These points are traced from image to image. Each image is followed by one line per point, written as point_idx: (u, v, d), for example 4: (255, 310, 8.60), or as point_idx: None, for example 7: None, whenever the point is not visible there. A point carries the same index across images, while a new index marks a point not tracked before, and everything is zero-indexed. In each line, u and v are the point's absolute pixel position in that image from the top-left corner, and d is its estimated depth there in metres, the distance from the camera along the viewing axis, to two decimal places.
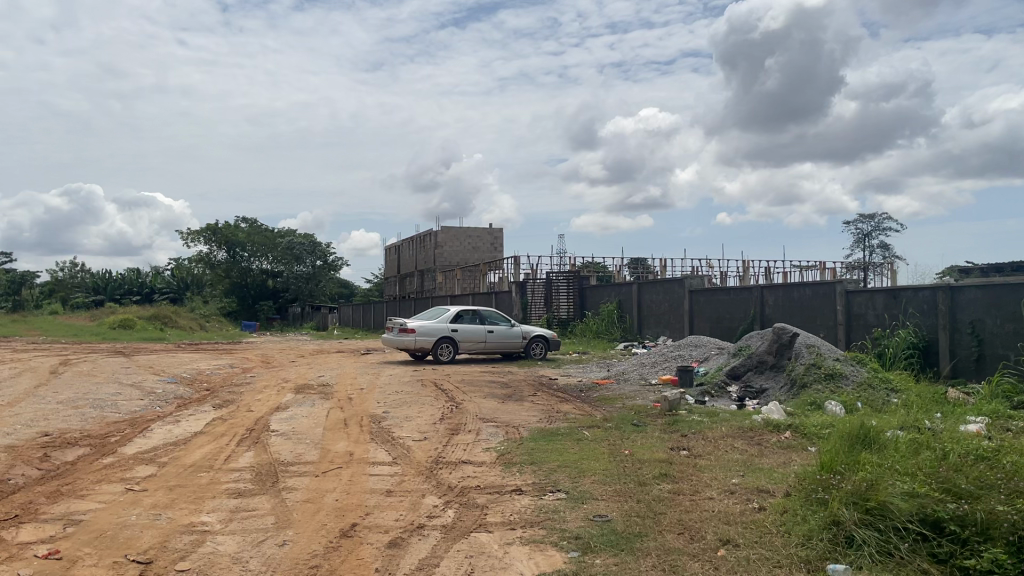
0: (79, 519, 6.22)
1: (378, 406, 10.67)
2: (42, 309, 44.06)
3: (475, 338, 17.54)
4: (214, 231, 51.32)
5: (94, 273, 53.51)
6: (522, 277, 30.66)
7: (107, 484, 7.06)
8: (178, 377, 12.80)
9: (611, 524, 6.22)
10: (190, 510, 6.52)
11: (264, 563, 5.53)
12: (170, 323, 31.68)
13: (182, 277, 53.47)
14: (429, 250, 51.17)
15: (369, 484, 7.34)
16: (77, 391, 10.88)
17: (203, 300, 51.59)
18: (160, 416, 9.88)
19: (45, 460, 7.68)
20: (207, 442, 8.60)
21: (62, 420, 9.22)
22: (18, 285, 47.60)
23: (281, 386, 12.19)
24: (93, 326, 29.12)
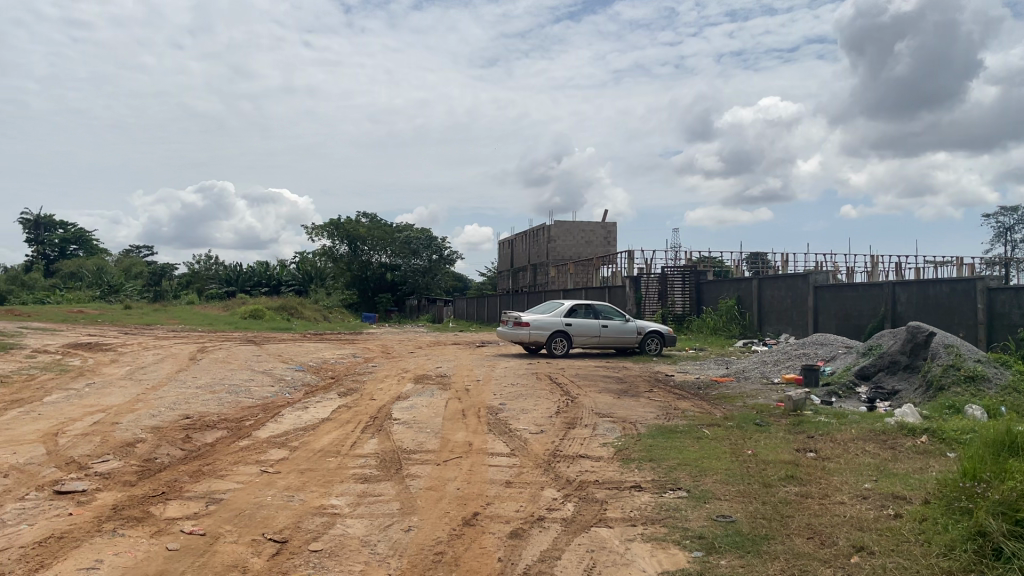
0: (220, 497, 6.58)
1: (495, 398, 10.79)
2: (180, 299, 46.80)
3: (589, 333, 17.44)
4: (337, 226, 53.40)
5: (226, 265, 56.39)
6: (636, 271, 30.33)
7: (243, 465, 7.44)
8: (305, 365, 13.36)
9: (735, 525, 6.06)
10: (320, 493, 6.79)
11: (392, 547, 5.70)
12: (296, 313, 33.12)
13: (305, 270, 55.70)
14: (542, 244, 51.37)
15: (488, 474, 7.44)
16: (214, 377, 11.52)
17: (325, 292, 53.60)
18: (289, 401, 10.34)
19: (187, 441, 8.17)
20: (334, 428, 8.93)
21: (201, 404, 9.80)
22: (159, 276, 50.59)
23: (400, 376, 12.53)
24: (227, 316, 30.66)
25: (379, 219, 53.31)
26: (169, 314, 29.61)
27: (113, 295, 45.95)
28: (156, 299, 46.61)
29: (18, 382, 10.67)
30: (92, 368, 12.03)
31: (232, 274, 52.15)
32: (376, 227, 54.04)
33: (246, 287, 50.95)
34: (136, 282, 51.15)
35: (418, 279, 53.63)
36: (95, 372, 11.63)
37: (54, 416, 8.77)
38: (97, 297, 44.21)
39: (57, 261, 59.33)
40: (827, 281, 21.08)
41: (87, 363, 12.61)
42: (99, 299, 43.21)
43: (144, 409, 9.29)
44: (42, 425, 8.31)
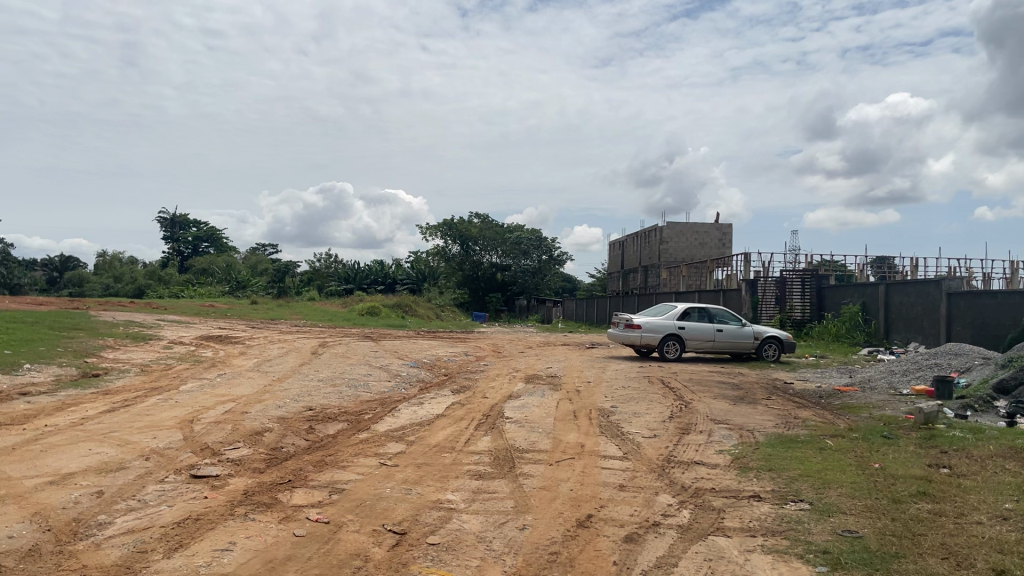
0: (343, 487, 6.82)
1: (607, 400, 10.73)
2: (302, 296, 48.75)
3: (703, 337, 17.09)
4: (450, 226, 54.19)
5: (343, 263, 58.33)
6: (753, 274, 29.49)
7: (364, 457, 7.69)
8: (419, 361, 13.67)
9: (863, 541, 5.80)
10: (437, 488, 6.93)
11: (507, 545, 5.75)
12: (410, 311, 33.94)
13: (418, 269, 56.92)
14: (654, 245, 50.68)
15: (601, 477, 7.40)
16: (334, 370, 11.96)
17: None
18: (405, 397, 10.60)
19: (311, 432, 8.50)
20: (448, 424, 9.09)
21: (323, 397, 10.18)
22: (283, 275, 52.70)
23: (511, 375, 12.63)
24: (345, 312, 31.69)
25: (492, 220, 54.01)
26: (292, 310, 30.92)
27: (241, 291, 48.32)
28: (279, 296, 48.73)
29: (158, 371, 11.38)
30: (223, 359, 12.70)
31: (350, 271, 54.00)
32: (488, 228, 54.66)
33: (363, 285, 52.59)
34: (262, 278, 53.63)
35: (528, 280, 53.83)
36: (225, 363, 12.27)
37: (189, 404, 9.30)
38: (226, 292, 46.79)
39: (191, 258, 62.99)
40: (962, 288, 19.89)
41: (218, 354, 13.31)
42: (228, 294, 45.67)
43: (270, 400, 9.74)
44: (180, 412, 8.83)
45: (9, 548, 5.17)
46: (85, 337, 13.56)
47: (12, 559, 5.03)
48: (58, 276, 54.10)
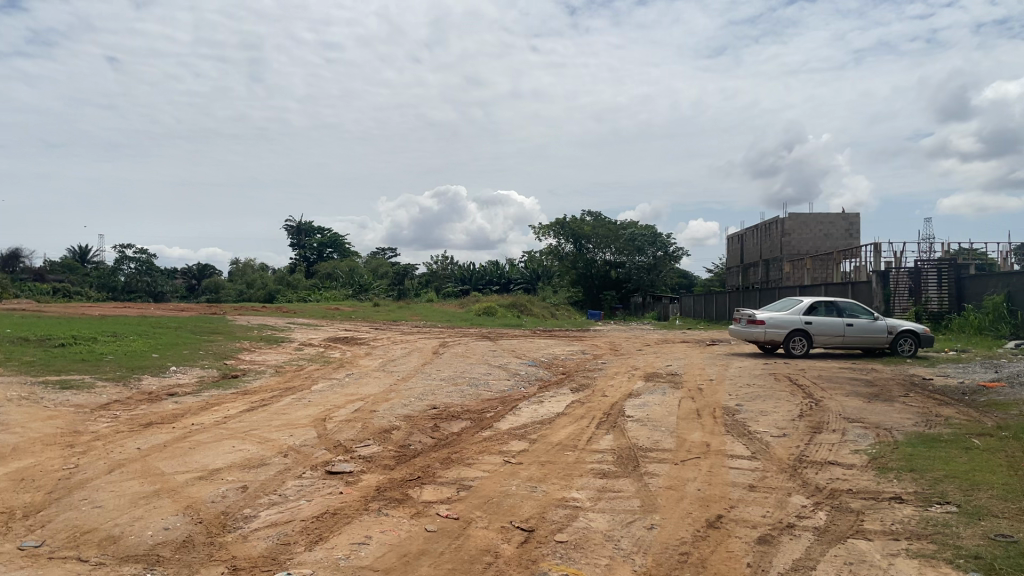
0: (470, 484, 6.93)
1: (731, 398, 10.47)
2: (420, 297, 49.95)
3: (831, 332, 16.41)
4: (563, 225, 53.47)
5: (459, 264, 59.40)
6: (884, 265, 28.11)
7: (488, 455, 7.80)
8: (538, 360, 13.74)
9: (1020, 547, 5.42)
10: (562, 486, 6.94)
11: (636, 544, 5.70)
12: (525, 310, 34.19)
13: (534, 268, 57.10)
14: (775, 238, 49.13)
15: (730, 476, 7.23)
16: (455, 370, 12.19)
17: (553, 290, 54.69)
18: (525, 396, 10.67)
19: (436, 429, 8.70)
20: (569, 423, 9.10)
21: (446, 395, 10.39)
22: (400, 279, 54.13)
23: (630, 373, 12.50)
24: (463, 313, 32.34)
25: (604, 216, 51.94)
26: (411, 311, 31.90)
27: (362, 293, 50.09)
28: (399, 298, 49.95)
29: (291, 371, 11.92)
30: (350, 360, 13.18)
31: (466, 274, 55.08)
32: (601, 224, 52.96)
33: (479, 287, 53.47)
34: (382, 280, 55.40)
35: (643, 276, 52.89)
36: (352, 364, 12.72)
37: (321, 403, 9.70)
38: (349, 295, 48.57)
39: (316, 263, 65.72)
40: None
41: (345, 355, 13.81)
42: (350, 297, 47.42)
43: (396, 399, 10.02)
44: (312, 411, 9.22)
45: (166, 539, 5.53)
46: (224, 340, 14.39)
47: (170, 549, 5.38)
48: (196, 283, 57.71)
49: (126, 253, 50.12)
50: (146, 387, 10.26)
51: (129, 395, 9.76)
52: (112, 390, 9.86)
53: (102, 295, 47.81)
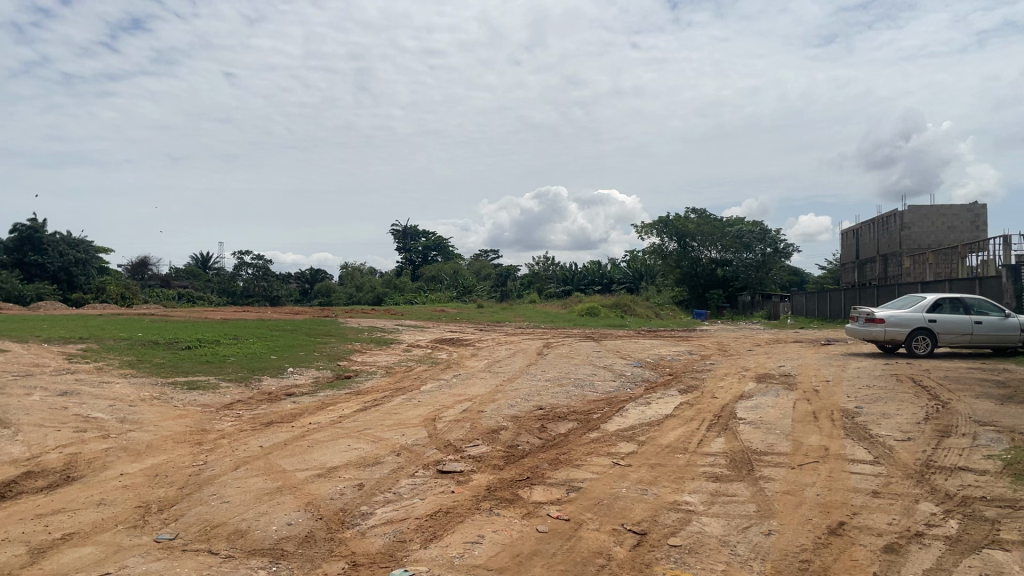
0: (579, 486, 6.91)
1: (849, 400, 10.05)
2: (524, 298, 50.18)
3: (958, 330, 15.53)
4: (666, 223, 51.72)
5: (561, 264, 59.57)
6: (1015, 258, 26.46)
7: (597, 456, 7.75)
8: (644, 361, 13.60)
9: None
10: (673, 489, 6.83)
11: (753, 550, 5.54)
12: (629, 310, 33.94)
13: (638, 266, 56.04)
14: (894, 232, 46.92)
15: (851, 482, 6.93)
16: (561, 370, 12.20)
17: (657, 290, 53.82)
18: (632, 397, 10.57)
19: (543, 430, 8.72)
20: (679, 425, 8.94)
21: (552, 396, 10.40)
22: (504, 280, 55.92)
23: (741, 374, 12.20)
24: (566, 313, 32.41)
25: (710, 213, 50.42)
26: (516, 312, 32.41)
27: (467, 295, 50.87)
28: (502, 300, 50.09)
29: (400, 372, 12.22)
30: (457, 361, 13.39)
31: (568, 272, 56.98)
32: (706, 221, 51.14)
33: (581, 287, 55.49)
34: (486, 282, 56.42)
35: (751, 275, 51.25)
36: (459, 365, 12.93)
37: (430, 403, 9.89)
38: (454, 297, 49.47)
39: (421, 266, 67.15)
40: None
41: (453, 356, 14.06)
42: (456, 299, 48.22)
43: (503, 399, 10.11)
44: (422, 411, 9.42)
45: (289, 534, 5.74)
46: (337, 342, 14.87)
47: (292, 544, 5.59)
48: (309, 287, 59.99)
49: (244, 259, 52.63)
50: (266, 387, 10.72)
51: (250, 395, 10.23)
52: (234, 390, 10.35)
53: (223, 299, 50.36)
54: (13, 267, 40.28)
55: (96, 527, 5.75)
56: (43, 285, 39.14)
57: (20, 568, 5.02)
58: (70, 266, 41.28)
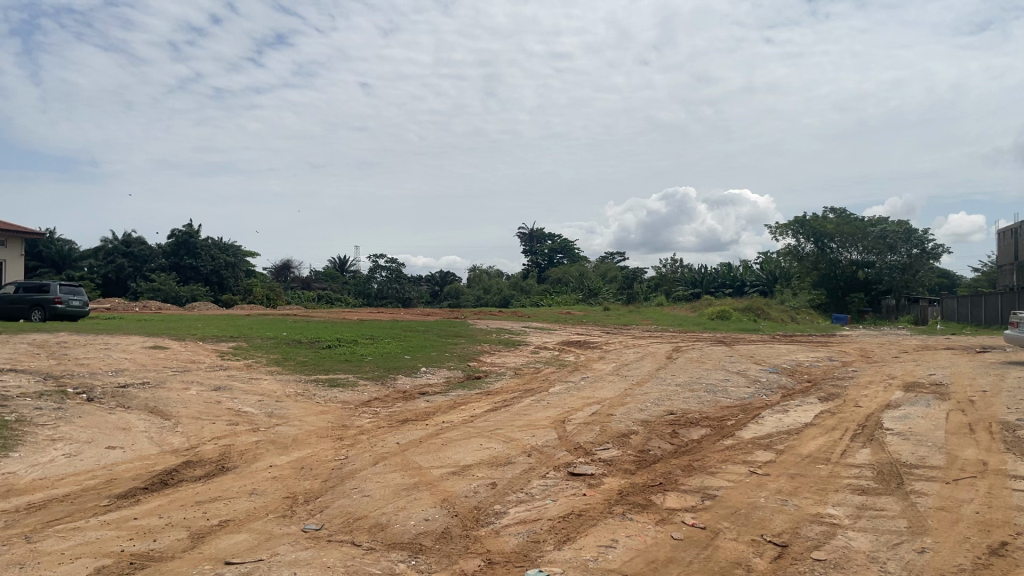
0: (715, 494, 6.74)
1: (1010, 412, 9.32)
2: (653, 300, 49.73)
3: None
4: (803, 224, 50.28)
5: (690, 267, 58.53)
6: None
7: (732, 464, 7.54)
8: (780, 367, 13.13)
9: None
10: (815, 501, 6.55)
11: (905, 568, 5.23)
12: (763, 314, 32.85)
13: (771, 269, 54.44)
14: None
15: (1014, 500, 6.42)
16: (692, 375, 11.95)
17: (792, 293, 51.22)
18: (768, 404, 10.22)
19: (675, 436, 8.56)
20: (819, 434, 8.57)
21: (683, 401, 10.20)
22: (632, 280, 56.95)
23: (886, 382, 11.56)
24: (697, 316, 31.67)
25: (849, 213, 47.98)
26: (647, 314, 32.09)
27: (593, 297, 50.71)
28: (632, 301, 50.48)
29: (529, 374, 12.32)
30: (585, 363, 13.36)
31: (697, 276, 56.20)
32: (847, 222, 48.98)
33: (710, 290, 54.86)
34: (613, 284, 56.27)
35: (896, 277, 47.33)
36: (587, 367, 12.91)
37: (559, 405, 9.91)
38: (580, 300, 49.44)
39: (547, 269, 67.47)
40: None
41: (580, 358, 14.03)
42: (582, 302, 48.14)
43: (633, 403, 10.00)
44: (552, 412, 9.44)
45: (427, 530, 5.89)
46: (467, 343, 15.15)
47: (430, 539, 5.73)
48: (439, 289, 61.42)
49: (378, 262, 54.51)
50: (400, 386, 11.06)
51: (386, 393, 10.57)
52: (371, 388, 10.73)
53: (358, 300, 52.34)
54: (170, 270, 43.36)
55: (250, 515, 6.10)
56: (197, 287, 41.87)
57: (182, 551, 5.38)
58: (220, 269, 43.85)
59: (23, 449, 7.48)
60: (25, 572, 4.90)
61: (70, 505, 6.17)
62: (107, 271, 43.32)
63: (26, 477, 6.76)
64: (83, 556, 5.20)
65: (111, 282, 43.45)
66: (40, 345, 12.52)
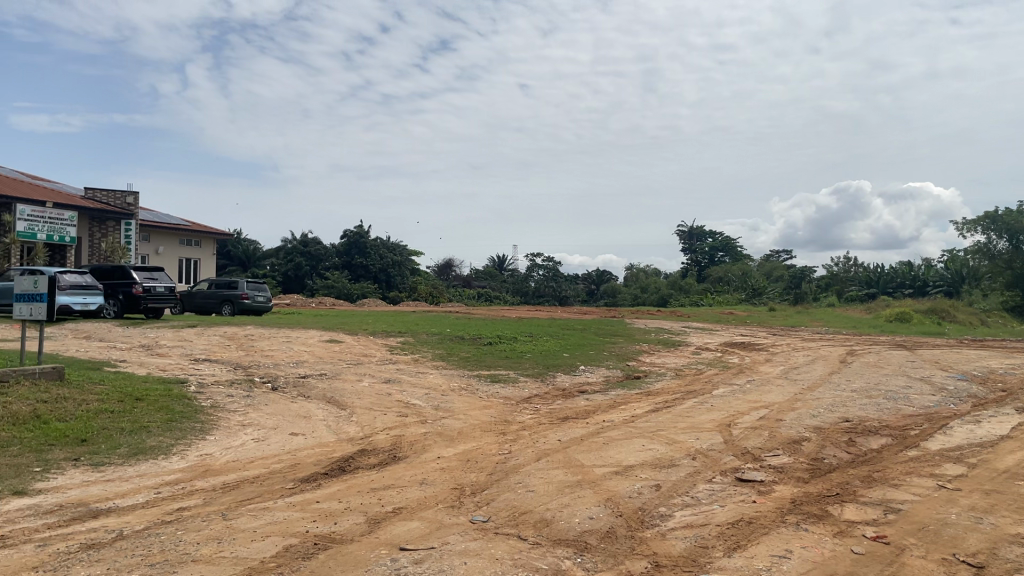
0: (899, 507, 6.30)
1: None
2: (823, 301, 47.29)
3: None
4: (993, 219, 46.16)
5: (864, 266, 55.31)
6: None
7: (918, 477, 7.02)
8: (970, 374, 12.09)
9: None
10: (1016, 520, 5.98)
11: None
12: (949, 317, 30.46)
13: (957, 268, 50.45)
14: None
15: None
16: (868, 381, 11.25)
17: (983, 292, 47.06)
18: (956, 413, 9.44)
19: (852, 444, 8.09)
20: (1019, 448, 7.82)
21: (860, 408, 9.62)
22: (799, 280, 54.41)
23: None
24: (873, 319, 29.82)
25: None
26: (819, 315, 30.54)
27: (757, 297, 48.90)
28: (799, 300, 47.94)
29: (691, 375, 12.05)
30: (750, 366, 12.89)
31: (872, 276, 53.08)
32: None
33: (888, 290, 51.38)
34: (778, 283, 54.02)
35: None
36: (753, 369, 12.45)
37: (724, 408, 9.61)
38: (743, 300, 47.84)
39: (707, 268, 65.75)
40: None
41: (745, 360, 13.55)
42: (745, 301, 46.58)
43: (804, 409, 9.55)
44: (717, 415, 9.18)
45: (592, 528, 5.88)
46: (626, 342, 15.01)
47: (595, 538, 5.71)
48: (595, 288, 61.36)
49: (535, 261, 55.23)
50: (560, 383, 11.13)
51: (546, 390, 10.67)
52: (532, 385, 10.85)
53: (517, 298, 53.21)
54: (343, 269, 46.00)
55: (421, 504, 6.33)
56: (367, 285, 44.08)
57: (360, 535, 5.65)
58: (387, 267, 45.88)
59: (219, 433, 8.16)
60: (223, 546, 5.32)
61: (259, 486, 6.65)
62: (287, 270, 46.57)
63: (221, 458, 7.36)
64: (272, 535, 5.58)
65: (291, 280, 46.68)
66: (230, 337, 13.62)
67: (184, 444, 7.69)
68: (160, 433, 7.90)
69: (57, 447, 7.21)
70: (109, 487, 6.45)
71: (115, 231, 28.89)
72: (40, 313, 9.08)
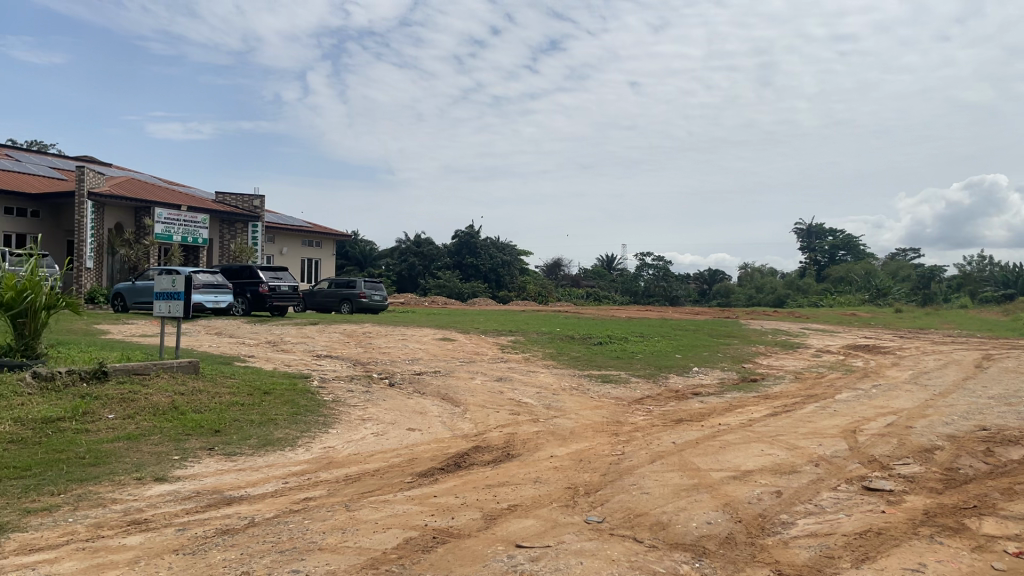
0: None
1: None
2: (955, 302, 44.60)
3: None
4: None
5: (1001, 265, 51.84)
6: None
7: None
8: None
9: None
10: None
11: None
12: None
13: None
14: None
15: None
16: (1007, 388, 10.52)
17: None
18: None
19: (990, 454, 7.59)
20: None
21: (998, 416, 9.02)
22: (928, 280, 51.55)
23: None
24: (1013, 321, 27.89)
25: None
26: (952, 317, 28.83)
27: (881, 297, 46.61)
28: (927, 301, 45.47)
29: (811, 378, 11.60)
30: (875, 369, 12.31)
31: (1009, 275, 49.66)
32: None
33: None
34: (904, 283, 51.33)
35: None
36: (878, 374, 11.87)
37: (848, 413, 9.21)
38: (865, 300, 45.77)
39: (826, 267, 63.27)
40: None
41: (869, 364, 12.95)
42: (868, 303, 44.54)
43: (936, 416, 9.03)
44: (840, 421, 8.81)
45: (710, 533, 5.76)
46: (740, 344, 14.65)
47: (713, 543, 5.59)
48: (707, 287, 60.07)
49: (646, 260, 54.61)
50: (673, 385, 10.95)
51: (658, 392, 10.52)
52: (644, 386, 10.72)
53: (626, 298, 52.75)
54: (454, 268, 46.86)
55: (535, 502, 6.36)
56: (477, 284, 44.72)
57: (477, 530, 5.74)
58: (497, 267, 46.42)
59: (340, 426, 8.46)
60: (347, 536, 5.51)
61: (379, 480, 6.85)
62: (401, 270, 47.84)
63: (343, 451, 7.63)
64: (393, 527, 5.73)
65: (404, 279, 47.94)
66: (349, 334, 14.10)
67: (308, 437, 8.02)
68: (286, 425, 8.26)
69: (193, 437, 7.65)
70: (240, 476, 6.79)
71: (243, 233, 30.41)
72: (178, 310, 9.65)
